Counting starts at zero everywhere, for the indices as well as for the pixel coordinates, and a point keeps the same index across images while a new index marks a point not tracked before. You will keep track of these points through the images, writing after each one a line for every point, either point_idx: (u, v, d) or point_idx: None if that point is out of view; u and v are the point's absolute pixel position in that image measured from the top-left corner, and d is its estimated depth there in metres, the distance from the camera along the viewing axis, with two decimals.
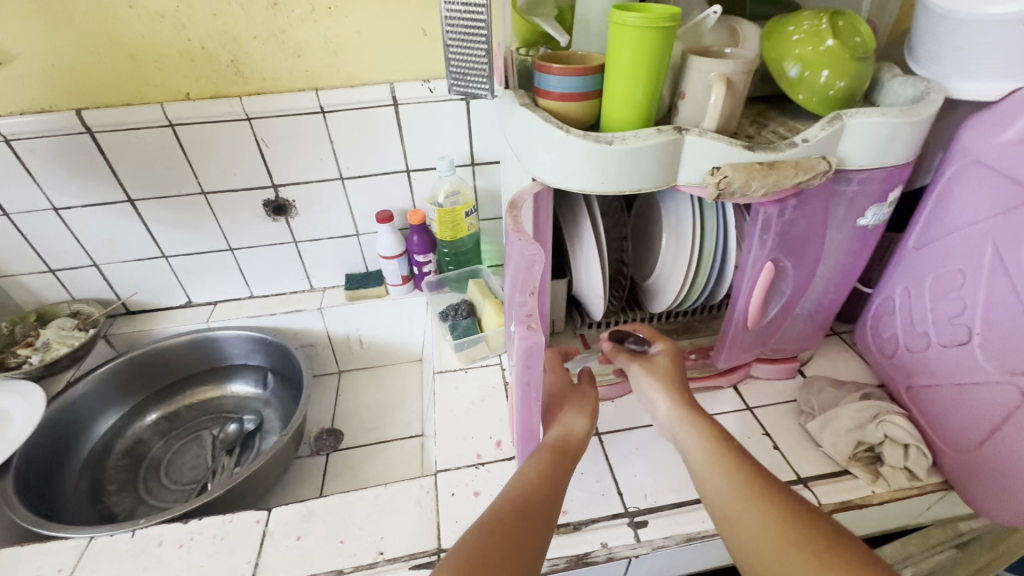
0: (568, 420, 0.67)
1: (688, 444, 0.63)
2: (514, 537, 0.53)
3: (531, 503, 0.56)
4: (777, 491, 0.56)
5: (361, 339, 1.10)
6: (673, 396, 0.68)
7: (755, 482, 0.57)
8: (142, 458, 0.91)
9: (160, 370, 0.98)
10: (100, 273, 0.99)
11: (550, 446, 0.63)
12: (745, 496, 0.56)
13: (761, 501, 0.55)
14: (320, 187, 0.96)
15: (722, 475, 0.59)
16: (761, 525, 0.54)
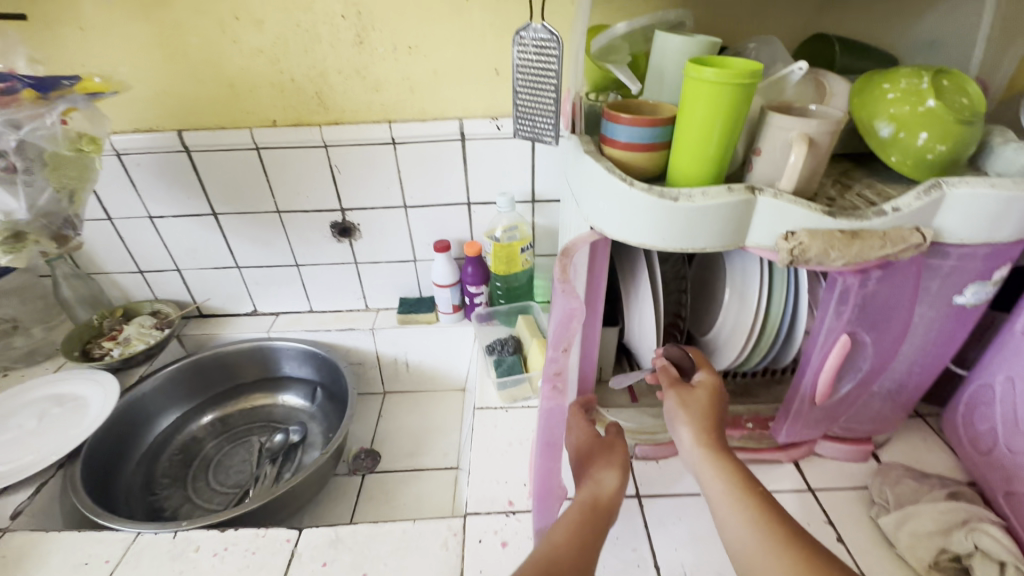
0: (595, 477, 0.61)
1: (714, 488, 0.56)
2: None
3: (557, 570, 0.50)
4: (815, 557, 0.48)
5: (408, 363, 1.12)
6: (702, 434, 0.59)
7: (790, 543, 0.50)
8: (194, 457, 0.96)
9: (221, 374, 1.04)
10: (181, 277, 1.07)
11: (579, 506, 0.57)
12: (778, 560, 0.49)
13: (796, 568, 0.48)
14: (385, 213, 0.99)
15: (752, 530, 0.52)
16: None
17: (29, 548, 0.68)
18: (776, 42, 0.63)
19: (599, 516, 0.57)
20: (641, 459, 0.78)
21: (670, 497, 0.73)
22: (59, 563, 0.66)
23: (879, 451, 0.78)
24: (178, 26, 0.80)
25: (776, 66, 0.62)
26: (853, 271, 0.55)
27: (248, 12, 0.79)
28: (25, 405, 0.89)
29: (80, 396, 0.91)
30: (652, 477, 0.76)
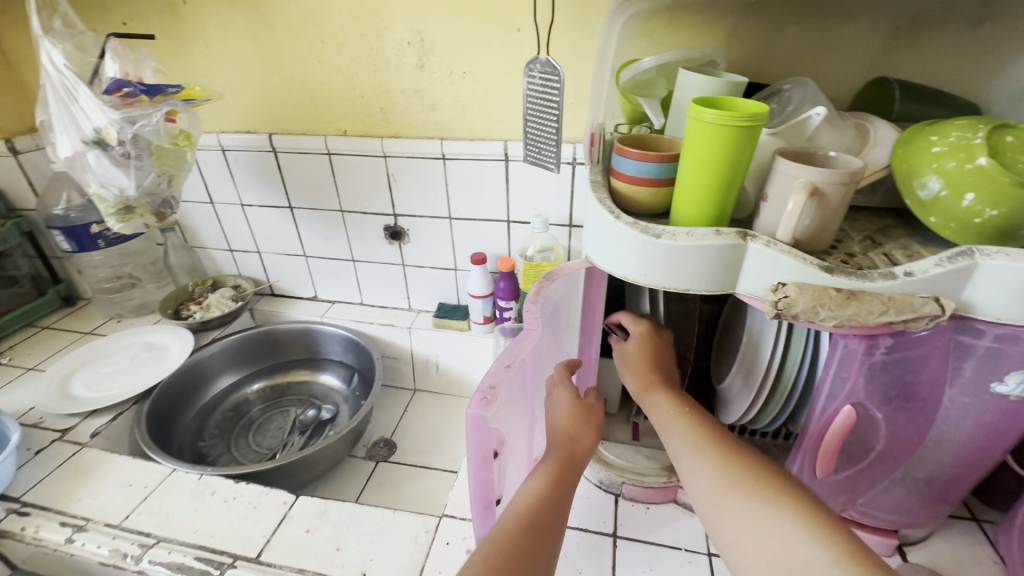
0: (573, 432, 0.60)
1: (654, 413, 0.63)
2: (526, 559, 0.48)
3: (540, 522, 0.52)
4: (733, 449, 0.55)
5: (438, 365, 1.18)
6: (643, 376, 0.66)
7: (714, 441, 0.57)
8: (241, 416, 1.10)
9: (274, 348, 1.18)
10: (260, 259, 1.23)
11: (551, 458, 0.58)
12: (701, 452, 0.56)
13: (717, 456, 0.55)
14: (431, 222, 1.07)
15: (683, 436, 0.58)
16: (712, 477, 0.53)
17: (96, 462, 0.83)
18: (810, 84, 0.62)
19: (573, 467, 0.58)
20: (628, 499, 0.76)
21: (649, 545, 0.70)
22: (112, 480, 0.80)
23: (905, 547, 0.67)
24: (277, 46, 0.94)
25: (805, 105, 0.60)
26: (857, 334, 0.51)
27: (331, 36, 0.91)
28: (123, 347, 1.09)
29: (165, 346, 1.09)
30: (636, 520, 0.73)
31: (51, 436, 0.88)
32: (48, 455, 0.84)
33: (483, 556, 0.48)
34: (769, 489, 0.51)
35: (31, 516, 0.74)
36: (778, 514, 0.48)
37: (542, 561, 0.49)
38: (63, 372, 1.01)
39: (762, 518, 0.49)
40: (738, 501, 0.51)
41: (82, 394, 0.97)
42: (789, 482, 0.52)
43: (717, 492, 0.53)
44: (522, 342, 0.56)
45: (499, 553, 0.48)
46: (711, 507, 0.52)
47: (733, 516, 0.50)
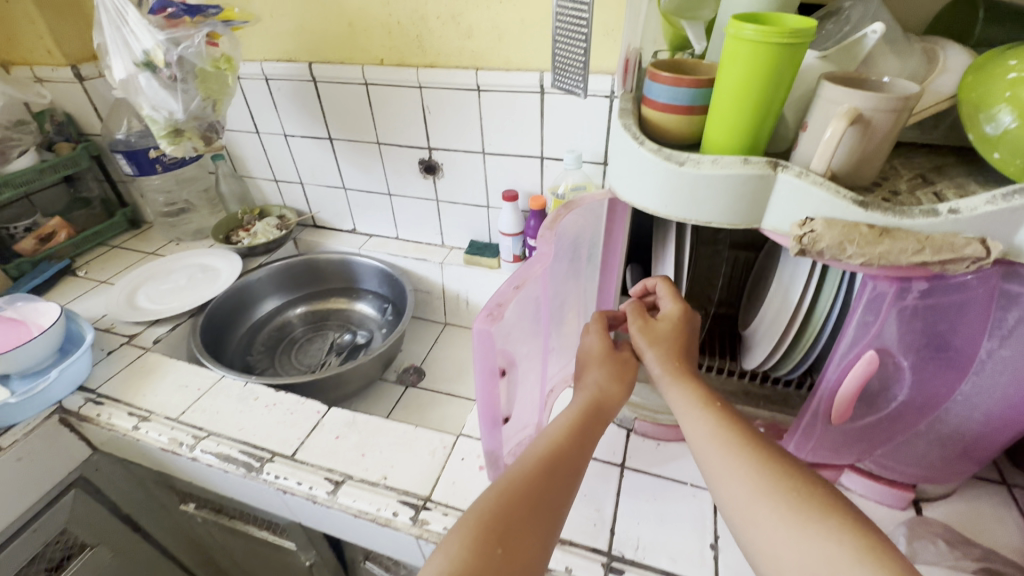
0: (603, 386, 0.63)
1: (679, 407, 0.59)
2: (533, 505, 0.52)
3: (555, 473, 0.55)
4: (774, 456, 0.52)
5: (468, 301, 1.21)
6: (670, 363, 0.61)
7: (754, 447, 0.54)
8: (284, 336, 1.19)
9: (316, 276, 1.24)
10: (303, 190, 1.28)
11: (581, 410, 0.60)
12: (737, 458, 0.53)
13: (754, 462, 0.52)
14: (465, 157, 1.06)
15: (716, 435, 0.55)
16: (752, 487, 0.51)
17: (158, 365, 0.93)
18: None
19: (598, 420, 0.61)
20: (640, 434, 0.77)
21: (656, 477, 0.71)
22: (173, 381, 0.90)
23: (921, 502, 0.66)
24: None
25: (862, 25, 0.54)
26: (887, 276, 0.48)
27: None
28: (179, 268, 1.19)
29: (217, 268, 1.17)
30: (646, 455, 0.75)
31: (119, 340, 0.98)
32: (117, 356, 0.95)
33: (496, 497, 0.52)
34: (813, 506, 0.48)
35: (104, 405, 0.85)
36: (822, 533, 0.46)
37: (551, 513, 0.53)
38: (129, 287, 1.12)
39: (803, 536, 0.47)
40: (775, 512, 0.49)
41: (146, 307, 1.06)
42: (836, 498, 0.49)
43: (750, 505, 0.50)
44: (532, 266, 0.56)
45: (508, 497, 0.52)
46: (745, 517, 0.50)
47: (768, 530, 0.48)
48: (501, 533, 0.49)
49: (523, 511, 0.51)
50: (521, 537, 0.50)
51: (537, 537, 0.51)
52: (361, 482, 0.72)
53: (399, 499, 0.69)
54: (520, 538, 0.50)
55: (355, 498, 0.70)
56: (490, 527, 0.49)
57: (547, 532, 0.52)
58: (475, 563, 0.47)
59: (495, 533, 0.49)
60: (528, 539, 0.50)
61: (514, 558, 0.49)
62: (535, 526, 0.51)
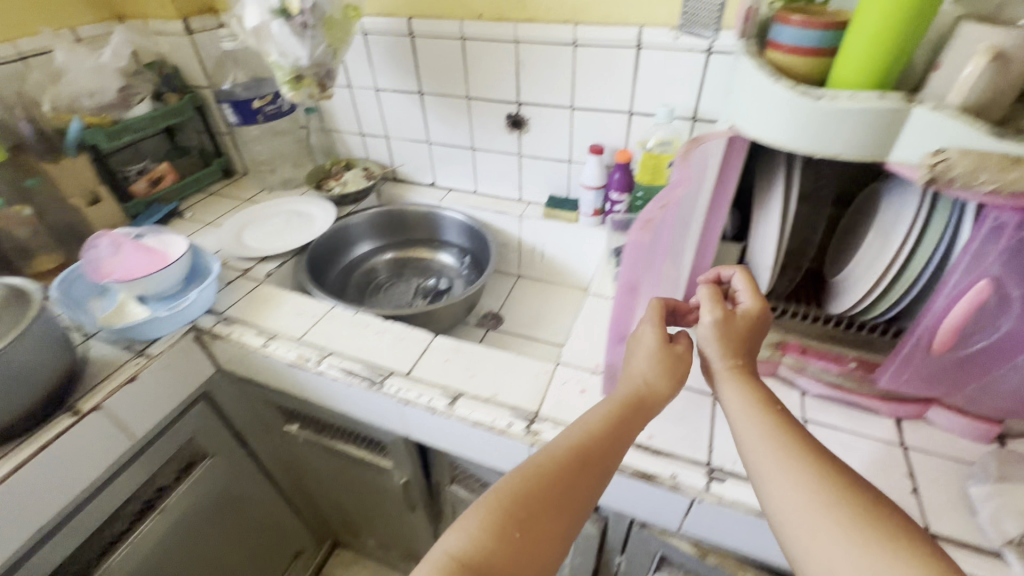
0: (650, 376, 0.63)
1: (735, 405, 0.60)
2: (558, 493, 0.55)
3: (587, 462, 0.58)
4: (831, 471, 0.51)
5: (544, 254, 1.27)
6: (732, 360, 0.62)
7: (807, 455, 0.53)
8: (372, 280, 1.27)
9: (402, 225, 1.32)
10: (387, 143, 1.34)
11: (620, 400, 0.61)
12: (793, 468, 0.52)
13: (812, 476, 0.51)
14: (553, 112, 1.11)
15: (770, 441, 0.55)
16: (805, 498, 0.50)
17: (273, 295, 1.02)
18: None
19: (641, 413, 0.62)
20: None
21: None
22: (289, 308, 0.99)
23: (1005, 438, 0.70)
24: None
25: None
26: (1012, 207, 0.52)
27: None
28: (277, 213, 1.27)
29: (311, 214, 1.25)
30: None
31: (235, 272, 1.08)
32: (236, 286, 1.04)
33: (523, 479, 0.55)
34: (865, 522, 0.47)
35: (235, 325, 0.94)
36: (883, 552, 0.45)
37: (575, 501, 0.56)
38: (236, 228, 1.21)
39: (851, 551, 0.46)
40: (836, 527, 0.48)
41: (254, 245, 1.15)
42: (891, 517, 0.48)
43: (810, 513, 0.50)
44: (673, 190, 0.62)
45: (534, 482, 0.55)
46: (795, 526, 0.50)
47: (820, 540, 0.48)
48: (520, 518, 0.53)
49: (549, 493, 0.54)
50: (541, 522, 0.53)
51: (559, 521, 0.54)
52: (475, 398, 0.79)
53: (511, 412, 0.77)
54: (541, 521, 0.53)
55: (472, 410, 0.77)
56: (513, 511, 0.53)
57: (568, 518, 0.55)
58: (492, 545, 0.51)
59: (516, 517, 0.53)
60: (549, 525, 0.54)
61: (532, 543, 0.52)
62: (560, 516, 0.54)
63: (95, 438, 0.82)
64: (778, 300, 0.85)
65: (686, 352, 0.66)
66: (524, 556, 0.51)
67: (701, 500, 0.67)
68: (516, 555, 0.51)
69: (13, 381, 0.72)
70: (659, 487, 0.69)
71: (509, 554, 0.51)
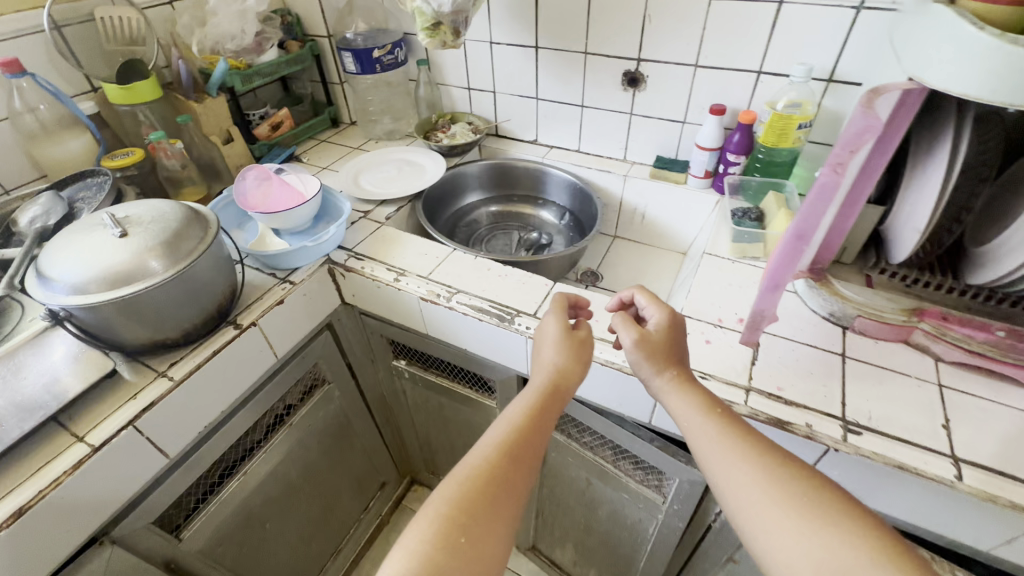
0: (559, 368, 0.71)
1: (681, 410, 0.64)
2: (497, 495, 0.59)
3: (514, 464, 0.62)
4: (773, 461, 0.57)
5: (645, 216, 1.28)
6: (663, 365, 0.67)
7: (746, 451, 0.58)
8: (475, 231, 1.32)
9: (507, 180, 1.36)
10: (494, 98, 1.36)
11: (536, 393, 0.68)
12: (742, 462, 0.57)
13: (755, 467, 0.57)
14: (675, 69, 1.10)
15: (718, 439, 0.60)
16: (760, 495, 0.55)
17: (396, 236, 1.08)
18: None
19: (555, 399, 0.70)
20: (857, 332, 0.82)
21: (878, 367, 0.77)
22: (413, 249, 1.04)
23: None
24: None
25: None
26: None
27: None
28: (388, 162, 1.33)
29: (421, 164, 1.30)
30: (865, 349, 0.80)
31: (357, 214, 1.14)
32: (360, 226, 1.11)
33: (459, 492, 0.58)
34: (814, 511, 0.52)
35: (366, 260, 1.01)
36: (836, 534, 0.50)
37: (512, 493, 0.60)
38: (352, 173, 1.27)
39: (808, 537, 0.51)
40: (786, 512, 0.53)
41: (371, 189, 1.21)
42: (833, 501, 0.53)
43: (766, 507, 0.54)
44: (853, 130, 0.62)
45: (473, 487, 0.59)
46: (756, 521, 0.54)
47: (777, 533, 0.53)
48: (463, 524, 0.56)
49: (484, 497, 0.58)
50: (484, 523, 0.57)
51: (500, 521, 0.58)
52: (602, 340, 0.83)
53: None
54: (482, 525, 0.57)
55: (601, 350, 0.81)
56: (456, 520, 0.56)
57: (507, 513, 0.59)
58: (441, 560, 0.53)
59: (459, 525, 0.56)
60: (491, 522, 0.57)
61: (477, 547, 0.55)
62: (501, 514, 0.58)
63: (250, 351, 0.91)
64: (911, 270, 0.84)
65: (588, 338, 0.76)
66: (473, 558, 0.54)
67: (835, 450, 0.69)
68: (464, 561, 0.54)
69: (193, 292, 0.81)
70: (791, 434, 0.71)
71: (457, 563, 0.53)
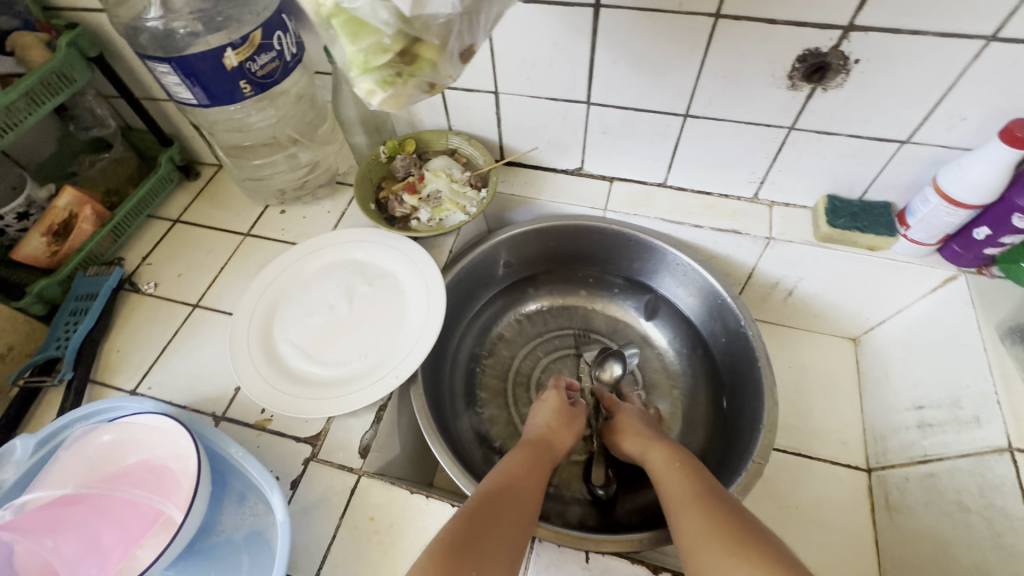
0: (549, 425, 0.59)
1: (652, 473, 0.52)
2: (493, 530, 0.43)
3: (515, 498, 0.47)
4: (728, 504, 0.44)
5: (793, 291, 0.76)
6: (640, 433, 0.57)
7: (701, 492, 0.46)
8: (509, 366, 0.78)
9: (544, 254, 0.79)
10: (495, 104, 0.69)
11: (527, 448, 0.55)
12: (693, 505, 0.45)
13: (710, 509, 0.43)
14: (929, 47, 0.50)
15: (676, 488, 0.48)
16: (701, 528, 0.42)
17: (397, 518, 0.51)
18: None
19: (548, 451, 0.56)
20: None
21: None
22: None
23: None
24: None
25: None
26: None
27: None
28: (321, 273, 0.68)
29: (388, 272, 0.67)
30: None
31: (299, 454, 0.55)
32: (313, 499, 0.53)
33: (457, 517, 0.43)
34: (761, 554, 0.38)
35: None
36: None
37: (522, 527, 0.45)
38: (258, 323, 0.62)
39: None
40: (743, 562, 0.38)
41: (309, 372, 0.59)
42: (774, 547, 0.39)
43: (713, 549, 0.40)
44: None
45: (465, 522, 0.43)
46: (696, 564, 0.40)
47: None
48: (464, 552, 0.40)
49: (492, 516, 0.44)
50: (489, 553, 0.41)
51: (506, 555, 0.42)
52: None
53: None
54: (491, 550, 0.41)
55: None
56: (455, 543, 0.40)
57: (515, 550, 0.43)
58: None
59: (462, 549, 0.40)
60: (500, 550, 0.41)
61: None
62: (498, 553, 0.41)
63: None
64: None
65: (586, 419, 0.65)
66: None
67: None
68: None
69: None
70: None
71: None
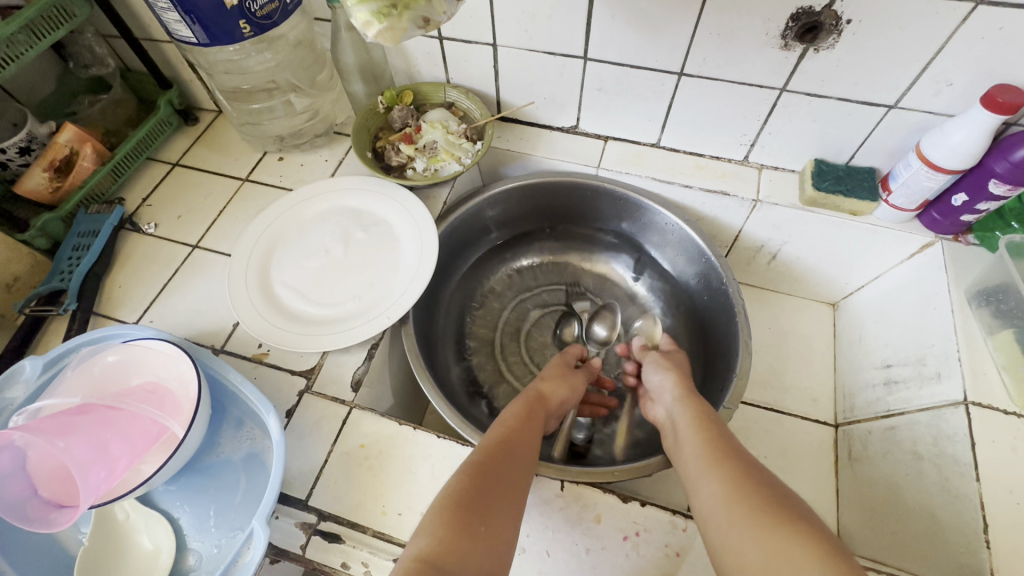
0: (546, 381, 0.61)
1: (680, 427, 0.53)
2: (499, 481, 0.45)
3: (518, 453, 0.49)
4: (749, 466, 0.44)
5: (777, 255, 0.79)
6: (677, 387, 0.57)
7: (719, 453, 0.46)
8: (498, 320, 0.81)
9: (537, 210, 0.81)
10: (494, 57, 0.70)
11: (524, 401, 0.56)
12: (715, 465, 0.45)
13: (729, 470, 0.44)
14: (917, 9, 0.51)
15: (700, 444, 0.48)
16: (717, 493, 0.42)
17: (385, 445, 0.54)
18: None
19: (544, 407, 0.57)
20: None
21: None
22: (431, 484, 0.52)
23: None
24: None
25: None
26: None
27: None
28: (319, 219, 0.69)
29: (383, 220, 0.69)
30: None
31: (294, 387, 0.58)
32: (308, 425, 0.56)
33: (464, 471, 0.45)
34: (765, 509, 0.39)
35: (346, 545, 0.50)
36: (785, 535, 0.37)
37: (524, 481, 0.47)
38: (255, 264, 0.64)
39: (759, 540, 0.38)
40: (748, 515, 0.39)
41: (304, 311, 0.61)
42: (790, 506, 0.39)
43: (722, 507, 0.41)
44: None
45: (473, 475, 0.45)
46: (708, 522, 0.42)
47: (734, 537, 0.39)
48: (477, 505, 0.42)
49: (497, 469, 0.46)
50: (499, 507, 0.43)
51: (511, 507, 0.44)
52: None
53: None
54: (499, 506, 0.43)
55: None
56: (465, 495, 0.43)
57: (518, 500, 0.45)
58: (457, 543, 0.39)
59: (471, 501, 0.42)
60: (507, 501, 0.44)
61: (497, 529, 0.42)
62: (507, 505, 0.44)
63: None
64: None
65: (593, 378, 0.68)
66: (490, 551, 0.40)
67: None
68: (479, 548, 0.40)
69: None
70: None
71: (475, 548, 0.39)
